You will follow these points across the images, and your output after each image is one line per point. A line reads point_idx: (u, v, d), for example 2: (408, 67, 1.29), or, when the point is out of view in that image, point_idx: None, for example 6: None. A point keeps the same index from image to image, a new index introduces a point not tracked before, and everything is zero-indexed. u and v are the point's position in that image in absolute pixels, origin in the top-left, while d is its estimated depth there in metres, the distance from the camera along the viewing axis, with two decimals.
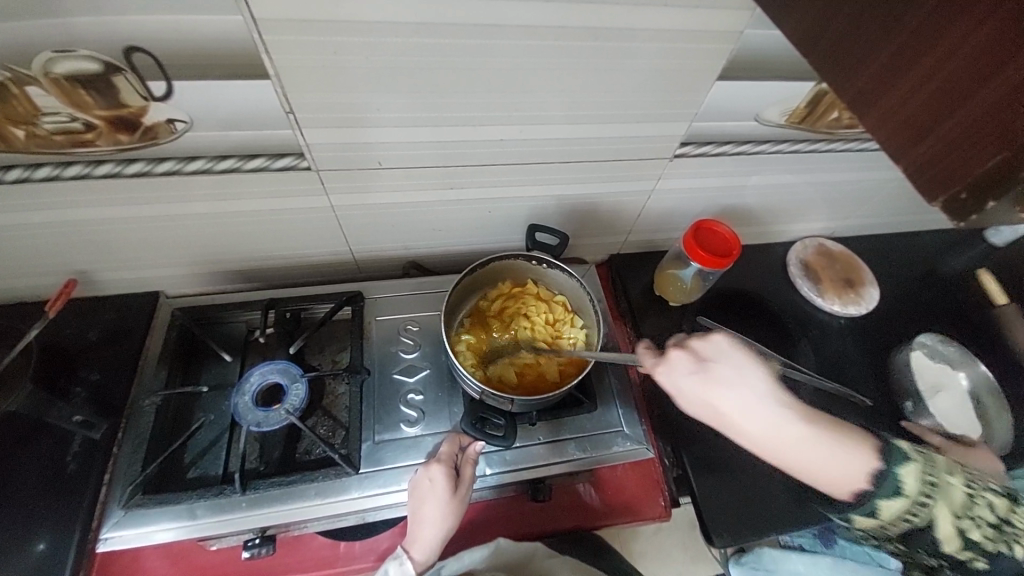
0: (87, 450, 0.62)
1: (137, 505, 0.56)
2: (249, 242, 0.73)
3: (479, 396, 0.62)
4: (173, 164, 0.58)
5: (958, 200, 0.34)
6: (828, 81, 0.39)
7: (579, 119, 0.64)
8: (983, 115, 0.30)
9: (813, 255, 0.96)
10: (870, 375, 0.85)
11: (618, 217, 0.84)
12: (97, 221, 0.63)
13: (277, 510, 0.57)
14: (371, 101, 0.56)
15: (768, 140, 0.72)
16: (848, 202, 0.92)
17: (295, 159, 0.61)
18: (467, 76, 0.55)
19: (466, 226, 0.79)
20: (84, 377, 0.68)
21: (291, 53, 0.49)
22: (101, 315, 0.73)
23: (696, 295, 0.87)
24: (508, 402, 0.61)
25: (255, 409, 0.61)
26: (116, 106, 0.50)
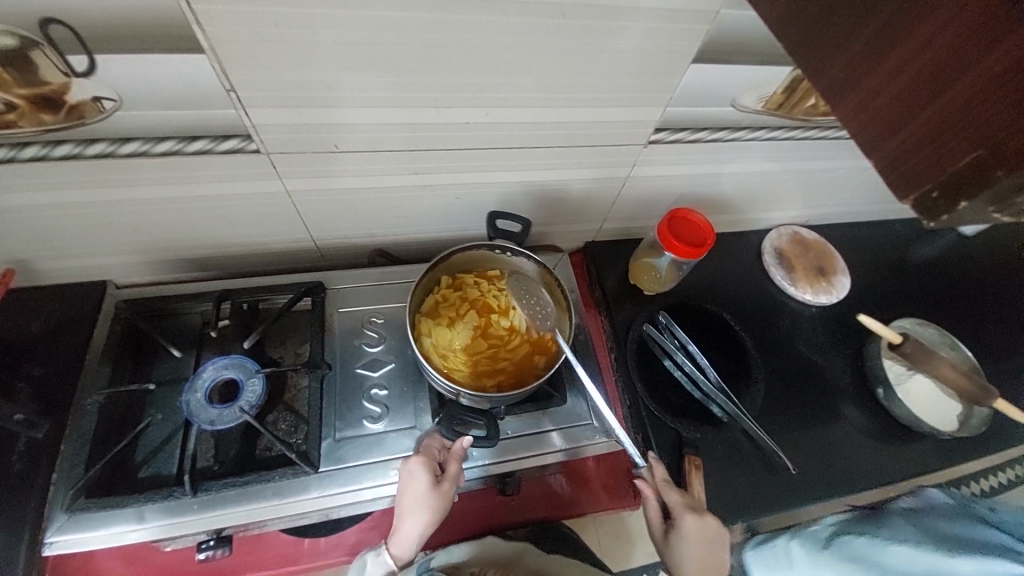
0: (31, 450, 0.58)
1: (80, 509, 0.53)
2: (201, 229, 0.68)
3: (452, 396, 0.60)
4: (106, 146, 0.53)
5: (929, 199, 0.33)
6: (806, 67, 0.39)
7: (549, 102, 0.61)
8: (962, 107, 0.29)
9: (788, 243, 0.96)
10: (839, 364, 0.86)
11: (593, 204, 0.82)
12: (25, 207, 0.58)
13: (232, 511, 0.55)
14: (325, 79, 0.52)
15: (745, 127, 0.70)
16: (824, 190, 0.91)
17: (241, 141, 0.57)
18: (430, 55, 0.52)
19: (434, 212, 0.76)
20: (26, 372, 0.63)
21: (230, 25, 0.44)
22: (42, 306, 0.68)
23: (671, 284, 0.86)
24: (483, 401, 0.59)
25: (209, 407, 0.58)
26: (36, 83, 0.45)
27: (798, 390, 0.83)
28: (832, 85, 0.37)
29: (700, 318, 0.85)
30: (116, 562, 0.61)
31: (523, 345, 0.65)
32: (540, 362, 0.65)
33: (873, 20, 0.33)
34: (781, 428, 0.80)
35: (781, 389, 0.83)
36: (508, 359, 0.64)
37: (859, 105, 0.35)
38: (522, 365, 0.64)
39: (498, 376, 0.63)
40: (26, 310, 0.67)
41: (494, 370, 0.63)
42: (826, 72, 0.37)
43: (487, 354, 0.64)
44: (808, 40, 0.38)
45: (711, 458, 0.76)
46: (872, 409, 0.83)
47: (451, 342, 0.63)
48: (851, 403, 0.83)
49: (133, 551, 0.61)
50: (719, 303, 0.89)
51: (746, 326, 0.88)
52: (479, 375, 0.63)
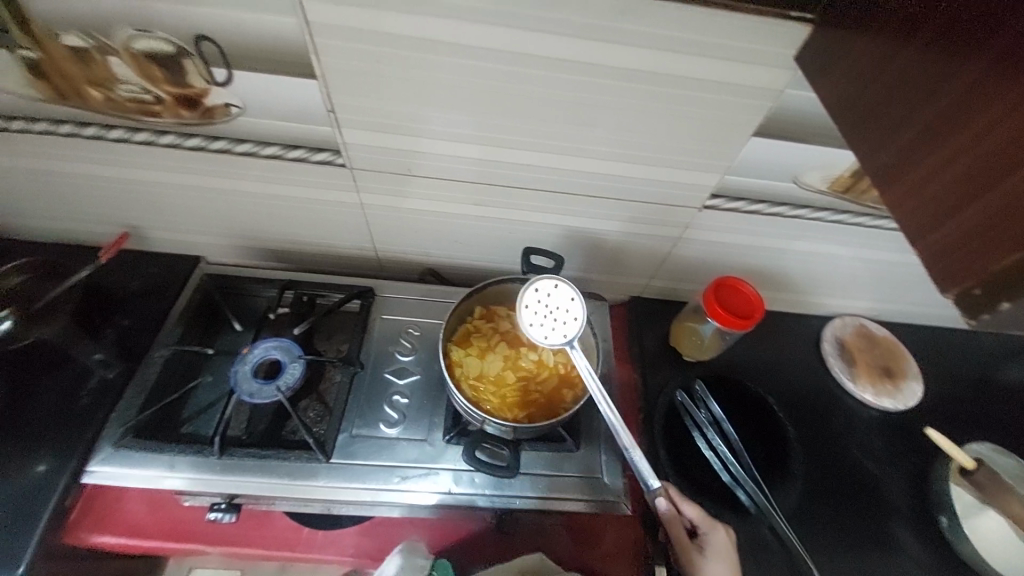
0: (101, 388, 0.69)
1: (125, 446, 0.59)
2: (283, 224, 0.77)
3: (478, 425, 0.60)
4: (225, 143, 0.64)
5: (971, 295, 0.31)
6: (858, 149, 0.39)
7: (608, 157, 0.64)
8: (1012, 204, 0.28)
9: (851, 334, 0.89)
10: (896, 478, 0.77)
11: (641, 260, 0.82)
12: (155, 183, 0.70)
13: (245, 481, 0.59)
14: (408, 111, 0.59)
15: (808, 206, 0.69)
16: (899, 285, 0.85)
17: (331, 155, 0.65)
18: (503, 101, 0.57)
19: (486, 244, 0.80)
20: (116, 322, 0.75)
21: (339, 58, 0.53)
22: (145, 268, 0.80)
23: (713, 353, 0.83)
24: (509, 432, 0.59)
25: (252, 380, 0.64)
26: (182, 85, 0.56)
27: (844, 497, 0.75)
28: (883, 169, 0.37)
29: (738, 394, 0.81)
30: (141, 506, 0.67)
31: (551, 377, 0.65)
32: (570, 395, 0.65)
33: (932, 109, 0.33)
34: (817, 534, 0.72)
35: (822, 491, 0.75)
36: (538, 391, 0.64)
37: (905, 192, 0.35)
38: (551, 396, 0.64)
39: (529, 408, 0.63)
40: (133, 270, 0.80)
41: (525, 403, 0.63)
42: (879, 155, 0.37)
43: (516, 387, 0.64)
44: (866, 123, 0.38)
45: None
46: (930, 537, 0.73)
47: (481, 373, 0.64)
48: (906, 525, 0.73)
49: (157, 499, 0.68)
50: (763, 384, 0.84)
51: (791, 414, 0.81)
52: (510, 406, 0.63)
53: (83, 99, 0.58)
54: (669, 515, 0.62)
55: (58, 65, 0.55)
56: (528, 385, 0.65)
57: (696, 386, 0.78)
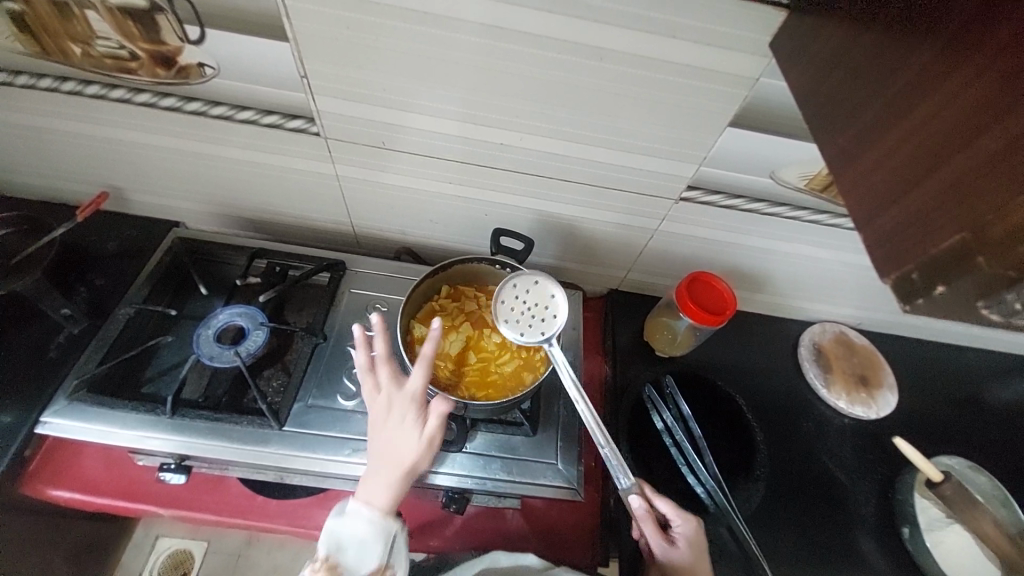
0: (69, 342, 0.69)
1: (78, 400, 0.59)
2: (259, 193, 0.77)
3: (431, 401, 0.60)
4: (200, 106, 0.63)
5: (909, 280, 0.30)
6: (816, 136, 0.38)
7: (583, 140, 0.63)
8: (958, 181, 0.27)
9: (830, 341, 0.88)
10: (863, 487, 0.76)
11: (619, 251, 0.81)
12: (131, 143, 0.70)
13: (196, 442, 0.59)
14: (381, 82, 0.58)
15: (787, 204, 0.68)
16: (881, 292, 0.83)
17: (306, 123, 0.64)
18: (477, 76, 0.57)
19: (463, 225, 0.80)
20: (89, 281, 0.75)
21: (311, 22, 0.52)
22: (123, 230, 0.80)
23: (685, 350, 0.82)
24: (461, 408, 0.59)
25: (213, 344, 0.64)
26: (159, 43, 0.56)
27: (807, 501, 0.74)
28: (839, 153, 0.35)
29: (707, 393, 0.80)
30: (97, 462, 0.68)
31: (512, 360, 0.65)
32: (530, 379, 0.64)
33: (890, 89, 0.32)
34: (776, 537, 0.71)
35: (785, 495, 0.74)
36: (498, 374, 0.64)
37: (857, 176, 0.34)
38: (511, 379, 0.64)
39: (487, 389, 0.63)
40: (110, 230, 0.80)
41: (483, 384, 0.63)
42: (835, 139, 0.36)
43: (477, 367, 0.64)
44: (826, 107, 0.37)
45: None
46: (892, 548, 0.71)
47: (443, 352, 0.64)
48: (869, 535, 0.72)
49: (114, 457, 0.68)
50: (735, 384, 0.82)
51: (760, 416, 0.80)
52: (468, 386, 0.63)
53: (62, 54, 0.58)
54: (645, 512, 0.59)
55: (40, 16, 0.54)
56: (489, 365, 0.64)
57: (665, 381, 0.78)
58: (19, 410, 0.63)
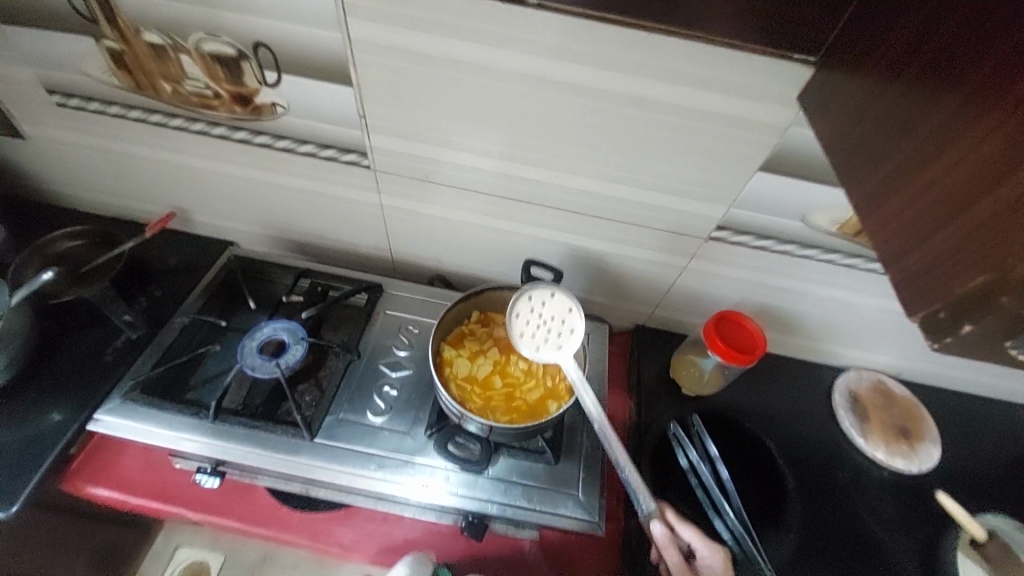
0: (126, 347, 0.74)
1: (130, 400, 0.63)
2: (309, 218, 0.83)
3: (458, 421, 0.62)
4: (267, 138, 0.70)
5: (935, 318, 0.31)
6: (846, 181, 0.40)
7: (615, 179, 0.66)
8: (975, 229, 0.29)
9: (865, 389, 0.85)
10: (904, 547, 0.71)
11: (647, 287, 0.83)
12: (202, 169, 0.77)
13: (233, 448, 0.62)
14: (430, 122, 0.64)
15: (817, 247, 0.69)
16: (919, 343, 0.81)
17: (359, 157, 0.70)
18: (519, 119, 0.61)
19: (496, 255, 0.83)
20: (150, 292, 0.81)
21: (374, 69, 0.58)
22: (183, 246, 0.87)
23: (711, 389, 0.81)
24: (487, 430, 0.60)
25: (256, 355, 0.68)
26: (240, 85, 0.63)
27: (842, 556, 0.70)
28: (867, 198, 0.37)
29: (733, 436, 0.78)
30: (137, 463, 0.71)
31: (537, 389, 0.65)
32: (553, 408, 0.64)
33: (911, 141, 0.34)
34: None
35: (818, 548, 0.70)
36: (523, 399, 0.65)
37: (885, 220, 0.35)
38: (534, 406, 0.64)
39: (510, 414, 0.63)
40: (172, 246, 0.87)
41: (506, 409, 0.64)
42: (864, 184, 0.38)
43: (502, 392, 0.65)
44: (854, 155, 0.40)
45: None
46: None
47: (470, 374, 0.66)
48: None
49: (153, 459, 0.72)
50: (763, 429, 0.80)
51: (792, 463, 0.78)
52: (492, 409, 0.64)
53: (155, 91, 0.66)
54: (667, 539, 0.58)
55: (140, 59, 0.63)
56: (514, 391, 0.65)
57: (691, 420, 0.77)
58: (69, 408, 0.69)
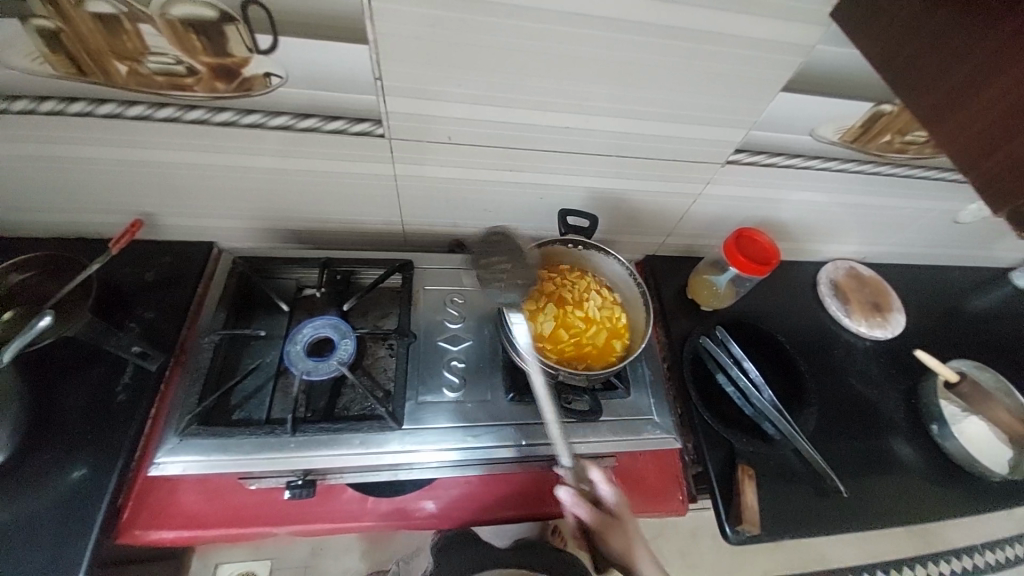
0: (137, 381, 0.66)
1: (192, 435, 0.58)
2: (309, 201, 0.75)
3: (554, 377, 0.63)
4: (259, 117, 0.61)
5: (1022, 212, 0.37)
6: (902, 96, 0.44)
7: (643, 115, 0.66)
8: (1010, 169, 0.37)
9: (844, 277, 0.98)
10: (892, 397, 0.87)
11: (661, 218, 0.86)
12: (173, 164, 0.66)
13: (322, 455, 0.60)
14: (453, 77, 0.59)
15: (818, 157, 0.75)
16: (885, 227, 0.94)
17: (372, 125, 0.63)
18: (550, 62, 0.58)
19: (516, 210, 0.81)
20: (137, 315, 0.71)
21: (393, 22, 0.51)
22: (158, 259, 0.76)
23: (728, 301, 0.89)
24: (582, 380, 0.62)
25: (306, 358, 0.63)
26: (223, 54, 0.53)
27: (852, 417, 0.84)
28: (932, 110, 0.41)
29: (754, 337, 0.87)
30: (196, 496, 0.66)
31: (603, 332, 0.69)
32: (620, 346, 0.69)
33: (974, 57, 0.38)
34: (833, 451, 0.80)
35: (832, 415, 0.84)
36: (592, 344, 0.68)
37: (954, 130, 0.40)
38: (604, 348, 0.68)
39: (586, 360, 0.67)
40: (143, 261, 0.76)
41: (581, 357, 0.67)
42: (924, 99, 0.42)
43: (572, 343, 0.67)
44: (908, 72, 0.43)
45: (761, 471, 0.76)
46: (924, 445, 0.83)
47: (539, 332, 0.67)
48: (905, 438, 0.83)
49: (213, 488, 0.67)
50: (773, 326, 0.91)
51: (802, 350, 0.90)
52: (569, 358, 0.67)
53: (106, 74, 0.54)
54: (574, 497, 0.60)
55: (82, 36, 0.50)
56: (583, 339, 0.68)
57: (718, 332, 0.84)
58: (92, 460, 0.61)
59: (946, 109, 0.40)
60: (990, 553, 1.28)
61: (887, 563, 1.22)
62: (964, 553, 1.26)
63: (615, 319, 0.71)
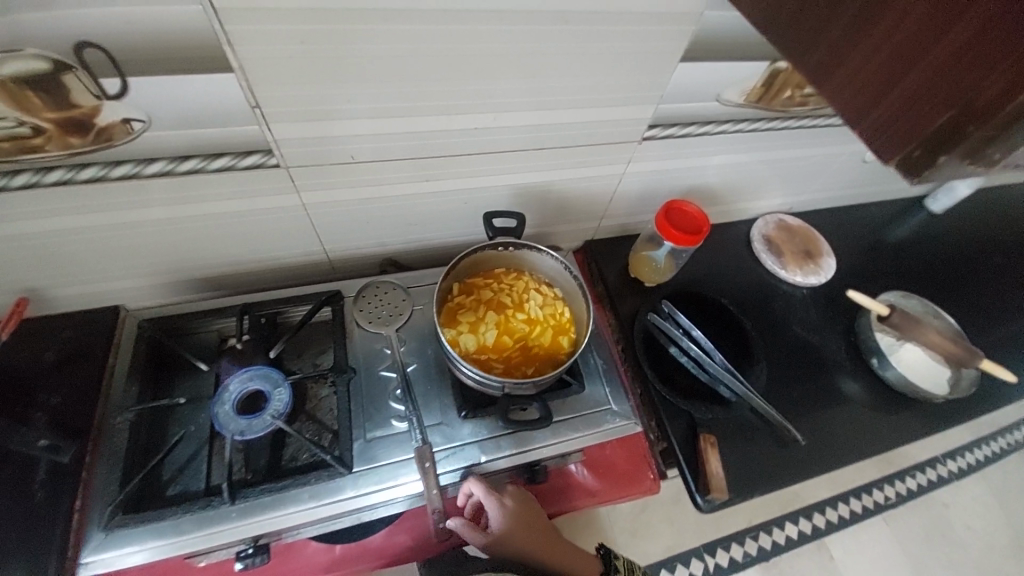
0: (55, 476, 0.57)
1: (118, 526, 0.54)
2: (215, 246, 0.69)
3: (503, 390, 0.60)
4: (130, 167, 0.55)
5: (912, 158, 0.38)
6: (789, 56, 0.43)
7: (550, 105, 0.64)
8: (954, 55, 0.33)
9: (774, 230, 1.01)
10: (833, 339, 0.91)
11: (591, 202, 0.85)
12: (44, 233, 0.59)
13: (269, 519, 0.56)
14: (340, 94, 0.54)
15: (728, 121, 0.76)
16: (804, 177, 0.97)
17: (262, 157, 0.59)
18: (441, 64, 0.55)
19: (442, 219, 0.78)
20: (43, 401, 0.62)
21: (257, 45, 0.47)
22: (51, 333, 0.67)
23: (670, 274, 0.89)
24: (530, 388, 0.61)
25: (237, 418, 0.59)
26: (67, 107, 0.47)
27: (800, 365, 0.87)
28: (818, 68, 0.41)
29: (699, 304, 0.88)
30: None
31: (547, 331, 0.68)
32: (566, 342, 0.68)
33: (846, 10, 0.38)
34: (787, 402, 0.83)
35: (784, 367, 0.87)
36: (538, 346, 0.67)
37: (840, 86, 0.40)
38: (551, 348, 0.67)
39: (534, 363, 0.66)
40: (37, 339, 0.66)
41: (529, 361, 0.66)
42: (808, 58, 0.42)
43: (517, 348, 0.66)
44: (789, 33, 0.43)
45: (723, 436, 0.77)
46: (868, 380, 0.87)
47: (482, 344, 0.65)
48: (849, 376, 0.87)
49: (161, 572, 0.61)
50: (714, 290, 0.92)
51: (746, 309, 0.92)
52: (517, 364, 0.65)
53: None
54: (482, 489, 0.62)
55: None
56: (528, 342, 0.66)
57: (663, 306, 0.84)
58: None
59: (830, 66, 0.40)
60: (946, 459, 1.38)
61: (858, 489, 1.29)
62: (922, 465, 1.35)
63: (558, 316, 0.69)
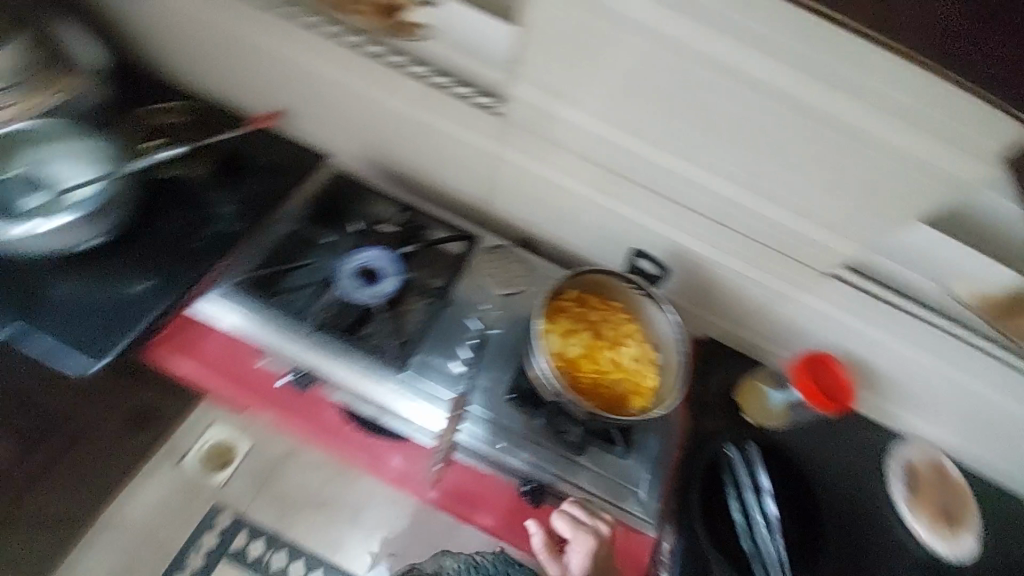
0: (216, 236, 0.70)
1: (236, 292, 0.69)
2: (413, 153, 0.79)
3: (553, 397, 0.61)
4: (404, 60, 0.68)
5: None
6: None
7: (756, 188, 0.63)
8: None
9: (927, 468, 0.80)
10: None
11: (736, 309, 0.79)
12: (321, 77, 0.74)
13: (324, 361, 0.66)
14: (585, 83, 0.61)
15: (934, 308, 0.67)
16: (995, 431, 0.79)
17: (493, 101, 0.67)
18: (681, 101, 0.59)
19: (591, 242, 0.78)
20: (242, 181, 0.76)
21: (556, 14, 0.56)
22: (278, 145, 0.80)
23: (776, 424, 0.80)
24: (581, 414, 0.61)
25: (353, 278, 0.69)
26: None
27: None
28: None
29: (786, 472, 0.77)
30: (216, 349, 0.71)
31: (624, 384, 0.66)
32: (635, 405, 0.65)
33: None
34: None
35: None
36: (608, 389, 0.65)
37: None
38: (619, 399, 0.65)
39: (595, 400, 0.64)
40: (261, 144, 0.80)
41: (593, 395, 0.64)
42: None
43: (590, 377, 0.65)
44: None
45: None
46: None
47: (563, 352, 0.66)
48: None
49: (230, 349, 0.71)
50: (814, 474, 0.78)
51: (840, 517, 0.76)
52: (580, 389, 0.64)
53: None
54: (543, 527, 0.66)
55: None
56: (602, 379, 0.65)
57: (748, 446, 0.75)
58: (159, 277, 0.67)
59: None
60: None
61: None
62: None
63: (643, 378, 0.67)
